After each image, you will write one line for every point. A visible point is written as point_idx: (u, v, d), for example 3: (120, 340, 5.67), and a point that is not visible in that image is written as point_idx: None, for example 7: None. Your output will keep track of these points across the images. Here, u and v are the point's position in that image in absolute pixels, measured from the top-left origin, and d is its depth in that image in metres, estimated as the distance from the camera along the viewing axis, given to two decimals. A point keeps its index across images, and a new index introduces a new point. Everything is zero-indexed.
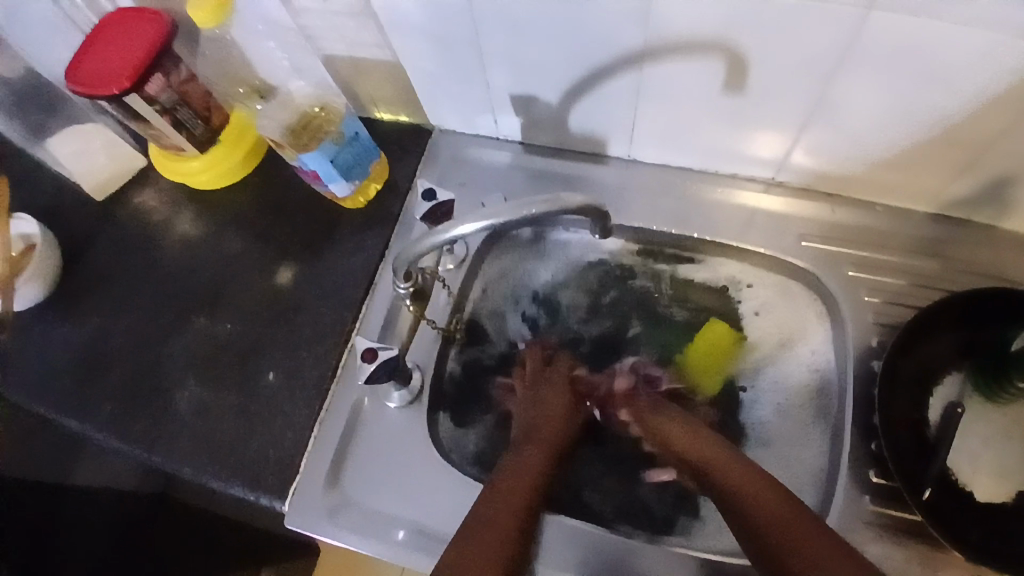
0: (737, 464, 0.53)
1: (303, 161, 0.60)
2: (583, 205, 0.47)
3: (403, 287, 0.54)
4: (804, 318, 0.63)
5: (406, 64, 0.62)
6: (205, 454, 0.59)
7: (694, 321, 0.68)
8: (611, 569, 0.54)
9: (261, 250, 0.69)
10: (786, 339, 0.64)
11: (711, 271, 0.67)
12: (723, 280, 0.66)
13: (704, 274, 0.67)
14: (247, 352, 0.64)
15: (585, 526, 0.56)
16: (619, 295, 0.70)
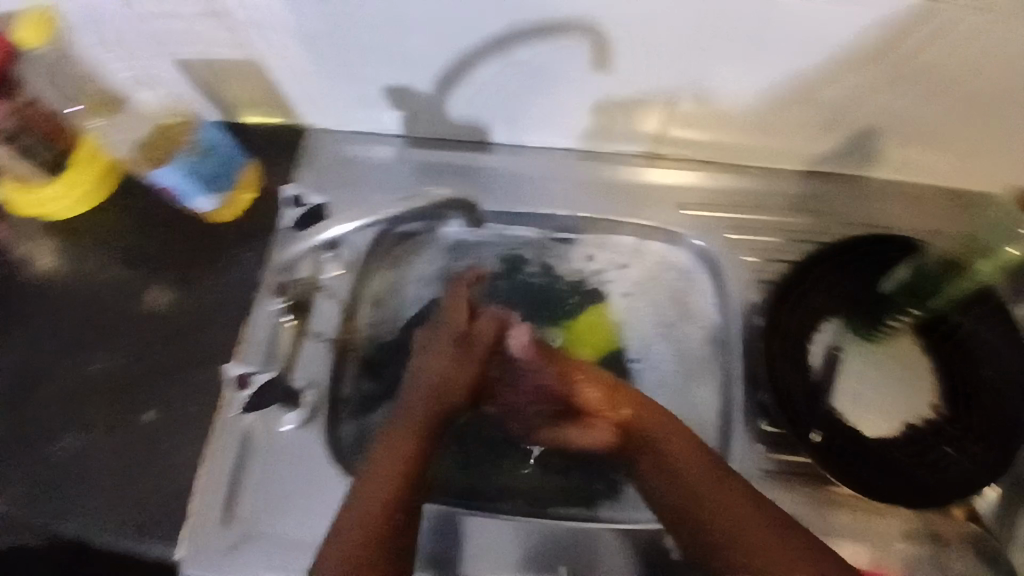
0: (663, 419, 0.49)
1: (156, 180, 0.57)
2: None
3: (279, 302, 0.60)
4: (688, 290, 0.64)
5: (268, 64, 0.59)
6: (88, 505, 0.54)
7: (581, 301, 0.66)
8: (567, 558, 0.54)
9: (132, 278, 0.64)
10: (672, 311, 0.64)
11: (603, 255, 0.66)
12: (613, 261, 0.66)
13: (592, 255, 0.66)
14: (127, 389, 0.59)
15: (537, 522, 0.55)
16: (511, 284, 0.67)
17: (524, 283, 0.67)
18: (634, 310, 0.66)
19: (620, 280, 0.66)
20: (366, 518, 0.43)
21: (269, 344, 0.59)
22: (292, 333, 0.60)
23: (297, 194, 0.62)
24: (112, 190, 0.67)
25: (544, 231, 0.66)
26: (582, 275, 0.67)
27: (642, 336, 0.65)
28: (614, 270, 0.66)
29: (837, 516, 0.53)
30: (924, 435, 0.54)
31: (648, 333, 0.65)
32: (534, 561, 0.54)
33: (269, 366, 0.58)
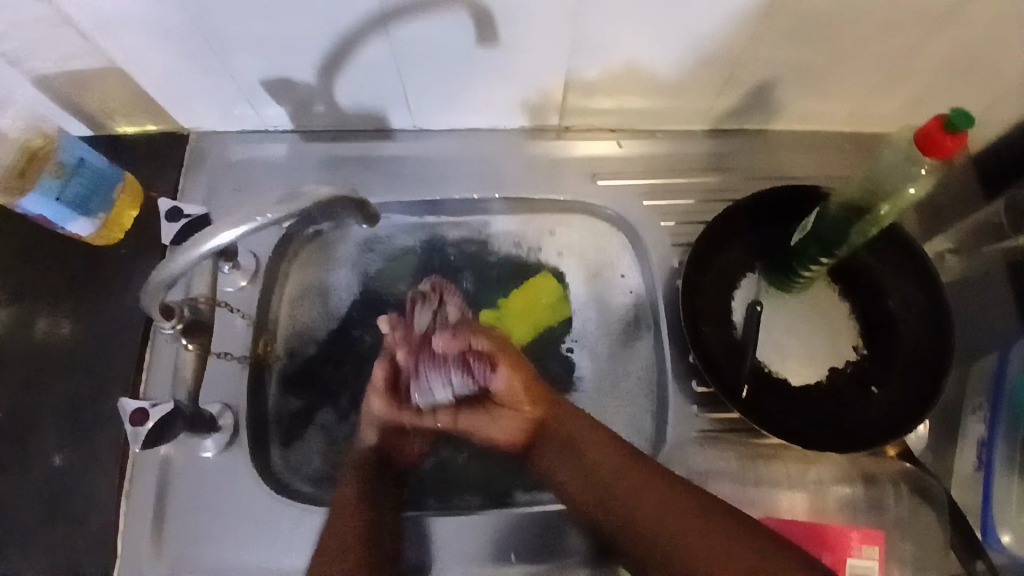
0: (577, 416, 0.53)
1: (26, 209, 0.52)
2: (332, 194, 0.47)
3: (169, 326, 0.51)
4: (613, 258, 0.63)
5: (131, 67, 0.54)
6: (1, 564, 0.51)
7: (518, 271, 0.64)
8: (529, 545, 0.53)
9: (14, 314, 0.59)
10: (602, 280, 0.63)
11: (525, 229, 0.65)
12: (536, 237, 0.65)
13: (513, 231, 0.65)
14: (23, 436, 0.54)
15: (500, 513, 0.54)
16: (440, 263, 0.64)
17: (454, 260, 0.64)
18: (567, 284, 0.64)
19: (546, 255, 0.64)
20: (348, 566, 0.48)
21: (177, 368, 0.56)
22: (195, 356, 0.57)
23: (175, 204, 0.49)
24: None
25: (461, 223, 0.65)
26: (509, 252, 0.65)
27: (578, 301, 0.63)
28: (541, 237, 0.65)
29: (769, 465, 0.54)
30: (844, 378, 0.56)
31: (585, 306, 0.63)
32: (496, 552, 0.53)
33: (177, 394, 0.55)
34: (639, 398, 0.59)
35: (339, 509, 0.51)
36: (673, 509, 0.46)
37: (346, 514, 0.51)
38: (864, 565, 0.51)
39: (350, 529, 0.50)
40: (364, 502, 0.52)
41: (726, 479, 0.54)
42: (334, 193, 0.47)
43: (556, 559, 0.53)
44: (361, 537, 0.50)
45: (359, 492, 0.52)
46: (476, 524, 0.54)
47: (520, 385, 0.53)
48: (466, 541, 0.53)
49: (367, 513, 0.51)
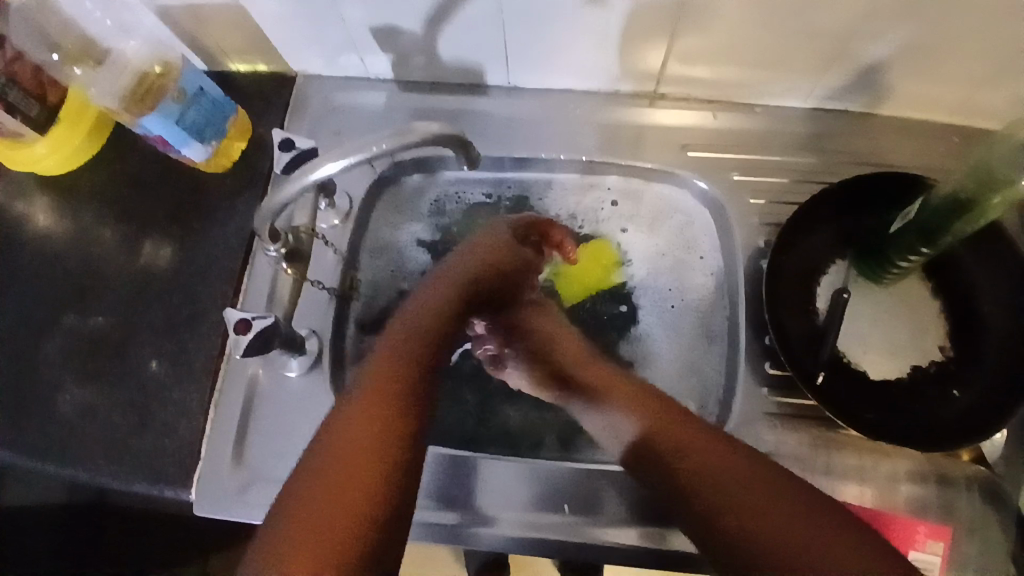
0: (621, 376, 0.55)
1: (146, 129, 0.56)
2: (438, 133, 0.46)
3: (273, 248, 0.53)
4: (680, 222, 0.64)
5: (250, 7, 0.56)
6: (99, 455, 0.56)
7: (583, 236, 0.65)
8: (571, 500, 0.55)
9: (127, 231, 0.63)
10: (664, 243, 0.64)
11: (597, 193, 0.65)
12: (606, 194, 0.65)
13: (586, 194, 0.65)
14: (128, 341, 0.59)
15: (547, 465, 0.56)
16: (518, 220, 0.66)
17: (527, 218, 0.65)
18: (628, 243, 0.65)
19: (612, 213, 0.65)
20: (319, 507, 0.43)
21: (270, 294, 0.60)
22: (291, 281, 0.60)
23: (286, 136, 0.53)
24: (84, 162, 0.66)
25: (537, 178, 0.66)
26: (573, 216, 0.65)
27: (644, 270, 0.64)
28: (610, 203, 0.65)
29: (839, 455, 0.53)
30: (928, 378, 0.54)
31: (647, 274, 0.64)
32: (540, 502, 0.55)
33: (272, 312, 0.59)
34: (708, 367, 0.59)
35: (372, 388, 0.49)
36: (755, 484, 0.45)
37: (380, 392, 0.49)
38: (927, 559, 0.51)
39: (364, 421, 0.47)
40: (389, 395, 0.49)
41: (790, 463, 0.53)
42: (444, 129, 0.46)
43: (597, 518, 0.54)
44: (371, 439, 0.46)
45: (388, 378, 0.50)
46: (531, 472, 0.56)
47: (564, 335, 0.59)
48: (521, 487, 0.55)
49: (391, 401, 0.48)
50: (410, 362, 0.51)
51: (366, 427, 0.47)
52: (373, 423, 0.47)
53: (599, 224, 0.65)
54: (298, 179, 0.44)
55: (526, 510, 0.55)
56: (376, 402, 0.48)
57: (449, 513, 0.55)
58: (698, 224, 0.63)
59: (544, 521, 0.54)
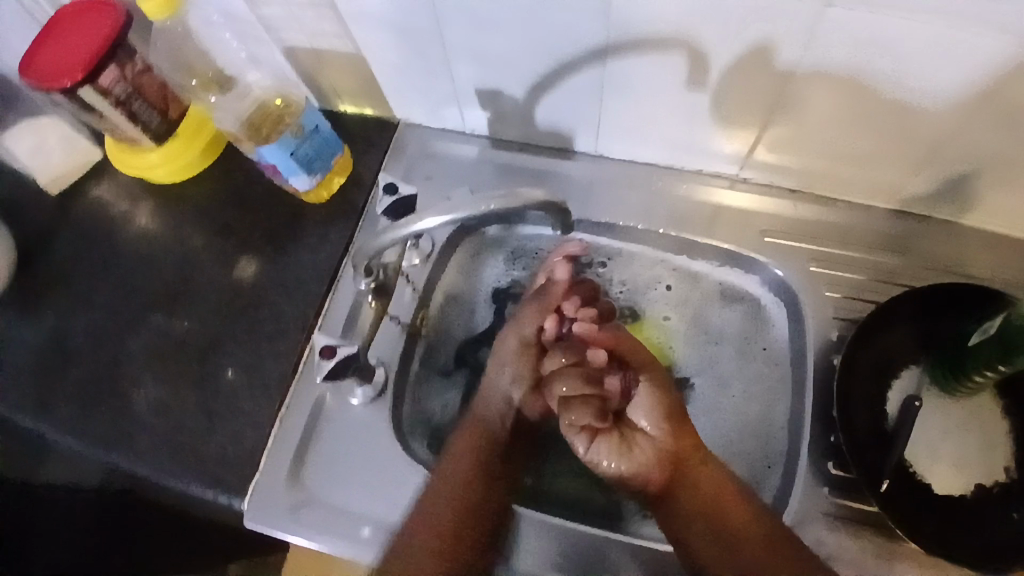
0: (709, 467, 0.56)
1: (262, 156, 0.59)
2: (544, 201, 0.49)
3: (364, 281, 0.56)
4: (730, 315, 0.66)
5: (369, 57, 0.61)
6: (162, 453, 0.58)
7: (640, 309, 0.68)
8: (591, 566, 0.55)
9: (223, 244, 0.68)
10: (710, 331, 0.66)
11: (662, 270, 0.67)
12: (666, 272, 0.67)
13: (647, 267, 0.68)
14: (208, 347, 0.63)
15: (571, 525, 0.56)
16: None
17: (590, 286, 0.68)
18: (672, 328, 0.67)
19: (664, 296, 0.68)
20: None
21: (348, 320, 0.63)
22: (372, 313, 0.63)
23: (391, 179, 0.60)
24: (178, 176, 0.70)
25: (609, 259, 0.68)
26: (636, 286, 0.68)
27: (698, 349, 0.67)
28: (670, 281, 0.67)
29: (897, 567, 0.51)
30: (997, 499, 0.52)
31: (702, 352, 0.66)
32: (562, 561, 0.55)
33: (351, 339, 0.61)
34: (754, 457, 0.61)
35: (426, 534, 0.55)
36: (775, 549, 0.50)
37: (431, 514, 0.56)
38: None
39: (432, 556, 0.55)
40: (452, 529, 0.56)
41: (844, 568, 0.52)
42: (547, 200, 0.48)
43: None
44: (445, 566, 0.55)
45: (449, 509, 0.56)
46: (557, 532, 0.56)
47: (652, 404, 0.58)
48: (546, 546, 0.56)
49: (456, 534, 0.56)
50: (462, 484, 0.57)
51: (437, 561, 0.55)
52: (442, 527, 0.56)
53: (654, 298, 0.68)
54: (398, 229, 0.49)
55: (547, 571, 0.55)
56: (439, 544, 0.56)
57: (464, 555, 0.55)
58: (747, 315, 0.65)
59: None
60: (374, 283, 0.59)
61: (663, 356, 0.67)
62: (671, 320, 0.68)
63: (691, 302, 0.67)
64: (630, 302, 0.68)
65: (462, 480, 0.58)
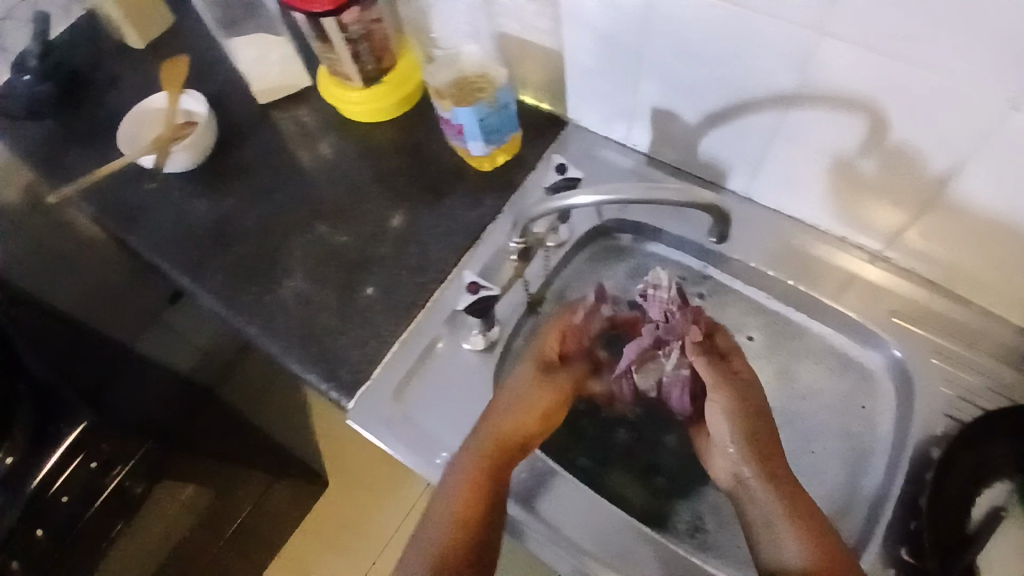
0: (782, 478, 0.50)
1: (455, 116, 0.67)
2: (711, 202, 0.56)
3: (516, 241, 0.64)
4: (816, 373, 0.67)
5: (568, 56, 0.69)
6: (294, 337, 0.67)
7: None
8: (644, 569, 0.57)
9: (391, 183, 0.77)
10: (794, 388, 0.66)
11: (760, 323, 0.69)
12: (758, 318, 0.69)
13: (758, 312, 0.70)
14: (356, 264, 0.71)
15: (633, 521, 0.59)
16: None
17: None
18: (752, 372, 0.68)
19: (744, 343, 0.69)
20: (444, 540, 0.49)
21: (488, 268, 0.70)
22: (512, 271, 0.69)
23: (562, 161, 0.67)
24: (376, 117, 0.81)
25: (716, 298, 0.71)
26: (735, 324, 0.70)
27: (783, 402, 0.66)
28: (766, 330, 0.69)
29: None
30: None
31: (791, 406, 0.66)
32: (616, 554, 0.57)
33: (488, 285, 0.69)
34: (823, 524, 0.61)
35: (472, 460, 0.53)
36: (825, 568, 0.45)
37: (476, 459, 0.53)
38: None
39: (471, 473, 0.52)
40: (500, 466, 0.53)
41: None
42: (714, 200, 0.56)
43: None
44: (476, 491, 0.51)
45: (490, 448, 0.53)
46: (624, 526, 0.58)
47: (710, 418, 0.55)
48: (600, 523, 0.59)
49: (500, 475, 0.53)
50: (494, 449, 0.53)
51: (472, 485, 0.51)
52: (470, 488, 0.51)
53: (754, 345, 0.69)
54: (552, 201, 0.57)
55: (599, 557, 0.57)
56: (479, 481, 0.52)
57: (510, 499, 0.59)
58: (851, 386, 0.65)
59: (594, 564, 0.57)
60: (523, 245, 0.64)
61: None
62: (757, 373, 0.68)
63: (799, 357, 0.68)
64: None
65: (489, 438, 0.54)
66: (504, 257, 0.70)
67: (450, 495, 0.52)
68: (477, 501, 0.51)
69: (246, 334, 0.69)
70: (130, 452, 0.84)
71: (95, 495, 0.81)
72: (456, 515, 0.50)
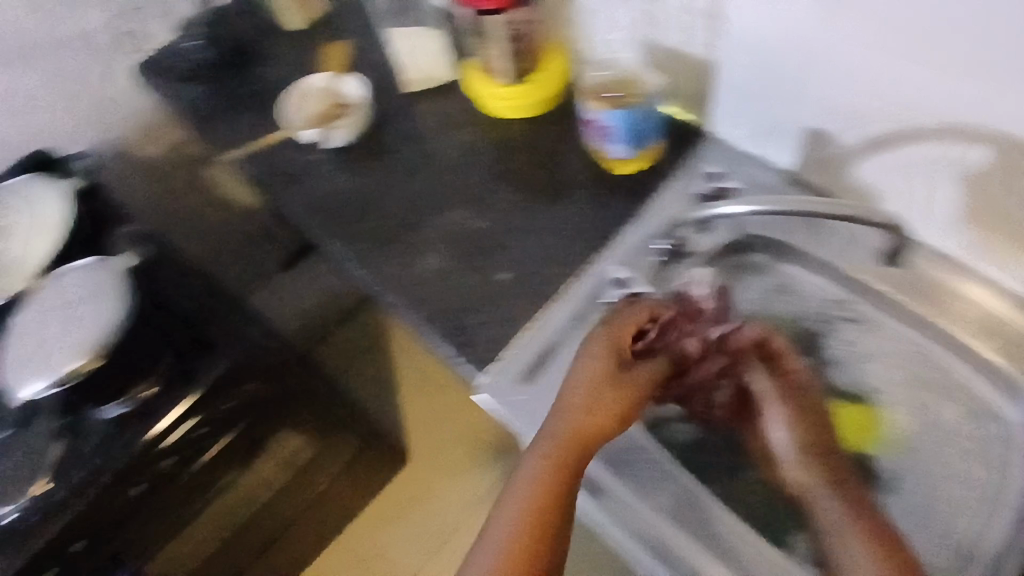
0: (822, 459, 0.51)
1: (606, 118, 0.69)
2: (882, 220, 0.61)
3: (665, 244, 0.71)
4: (959, 416, 0.62)
5: (724, 69, 0.71)
6: (431, 310, 0.71)
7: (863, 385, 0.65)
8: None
9: (528, 175, 0.80)
10: (941, 428, 0.62)
11: (896, 358, 0.66)
12: (899, 353, 0.66)
13: (897, 346, 0.66)
14: (492, 248, 0.75)
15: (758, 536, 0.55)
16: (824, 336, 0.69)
17: (834, 339, 0.68)
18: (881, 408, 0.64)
19: (879, 375, 0.66)
20: (517, 540, 0.47)
21: (624, 267, 0.71)
22: (651, 271, 0.70)
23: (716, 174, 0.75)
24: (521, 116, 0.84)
25: (858, 329, 0.68)
26: (869, 354, 0.67)
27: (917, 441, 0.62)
28: (900, 366, 0.65)
29: None
30: None
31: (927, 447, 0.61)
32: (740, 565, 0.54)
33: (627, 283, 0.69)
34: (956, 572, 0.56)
35: (544, 460, 0.50)
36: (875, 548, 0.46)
37: (549, 455, 0.51)
38: None
39: (545, 473, 0.50)
40: (560, 485, 0.49)
41: None
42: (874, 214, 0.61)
43: None
44: (549, 490, 0.49)
45: (568, 445, 0.51)
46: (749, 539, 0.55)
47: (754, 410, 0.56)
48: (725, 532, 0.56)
49: (559, 493, 0.49)
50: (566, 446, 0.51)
51: (544, 488, 0.49)
52: (541, 487, 0.49)
53: (889, 378, 0.65)
54: (706, 207, 0.69)
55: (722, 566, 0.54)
56: (550, 480, 0.49)
57: (626, 487, 0.58)
58: (995, 434, 0.61)
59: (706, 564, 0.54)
60: (671, 249, 0.71)
61: (873, 441, 0.62)
62: (888, 408, 0.64)
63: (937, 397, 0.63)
64: (847, 376, 0.66)
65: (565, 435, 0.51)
66: (641, 259, 0.71)
67: (521, 493, 0.50)
68: (552, 504, 0.49)
69: (384, 301, 0.74)
70: (236, 414, 0.84)
71: (202, 443, 0.81)
72: (528, 514, 0.48)
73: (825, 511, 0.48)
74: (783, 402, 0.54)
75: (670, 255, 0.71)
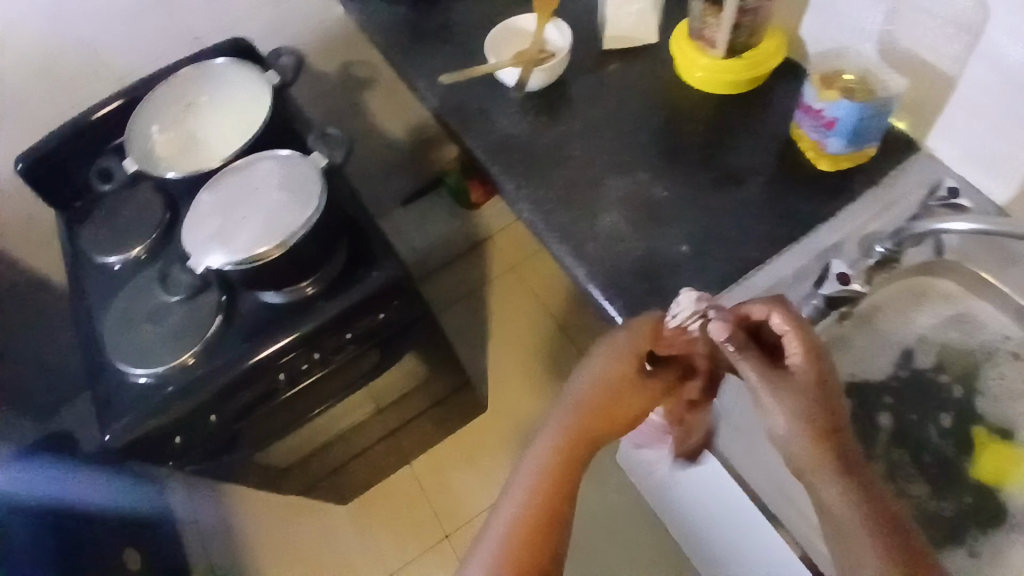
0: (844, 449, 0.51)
1: (836, 109, 0.67)
2: None
3: (885, 249, 0.67)
4: None
5: (961, 87, 0.66)
6: (603, 269, 0.71)
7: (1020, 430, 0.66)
8: None
9: (716, 154, 0.77)
10: None
11: None
12: None
13: None
14: (671, 220, 0.73)
15: None
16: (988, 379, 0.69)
17: (999, 384, 0.69)
18: None
19: None
20: (519, 538, 0.56)
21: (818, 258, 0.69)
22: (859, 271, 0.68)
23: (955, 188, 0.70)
24: (718, 93, 0.81)
25: None
26: None
27: None
28: None
29: None
30: None
31: None
32: None
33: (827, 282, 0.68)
34: None
35: (543, 467, 0.58)
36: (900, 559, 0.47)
37: (549, 461, 0.58)
38: None
39: (543, 481, 0.58)
40: (558, 489, 0.58)
41: None
42: None
43: None
44: (548, 494, 0.58)
45: (564, 451, 0.58)
46: None
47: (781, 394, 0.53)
48: None
49: (557, 493, 0.58)
50: (566, 453, 0.59)
51: (544, 494, 0.57)
52: (544, 490, 0.57)
53: None
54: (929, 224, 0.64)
55: None
56: (550, 484, 0.58)
57: None
58: None
59: None
60: (889, 255, 0.68)
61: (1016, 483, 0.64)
62: None
63: None
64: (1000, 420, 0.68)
65: (561, 446, 0.59)
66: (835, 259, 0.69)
67: (527, 496, 0.58)
68: (548, 510, 0.57)
69: (553, 250, 0.74)
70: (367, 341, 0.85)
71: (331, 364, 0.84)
72: (527, 515, 0.57)
73: (829, 502, 0.50)
74: (774, 386, 0.52)
75: (882, 262, 0.68)
